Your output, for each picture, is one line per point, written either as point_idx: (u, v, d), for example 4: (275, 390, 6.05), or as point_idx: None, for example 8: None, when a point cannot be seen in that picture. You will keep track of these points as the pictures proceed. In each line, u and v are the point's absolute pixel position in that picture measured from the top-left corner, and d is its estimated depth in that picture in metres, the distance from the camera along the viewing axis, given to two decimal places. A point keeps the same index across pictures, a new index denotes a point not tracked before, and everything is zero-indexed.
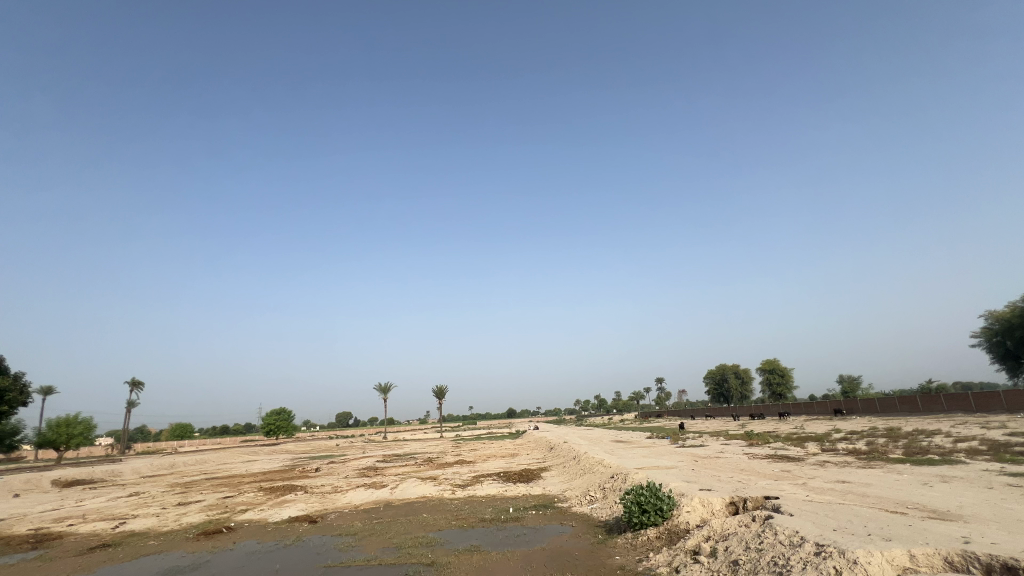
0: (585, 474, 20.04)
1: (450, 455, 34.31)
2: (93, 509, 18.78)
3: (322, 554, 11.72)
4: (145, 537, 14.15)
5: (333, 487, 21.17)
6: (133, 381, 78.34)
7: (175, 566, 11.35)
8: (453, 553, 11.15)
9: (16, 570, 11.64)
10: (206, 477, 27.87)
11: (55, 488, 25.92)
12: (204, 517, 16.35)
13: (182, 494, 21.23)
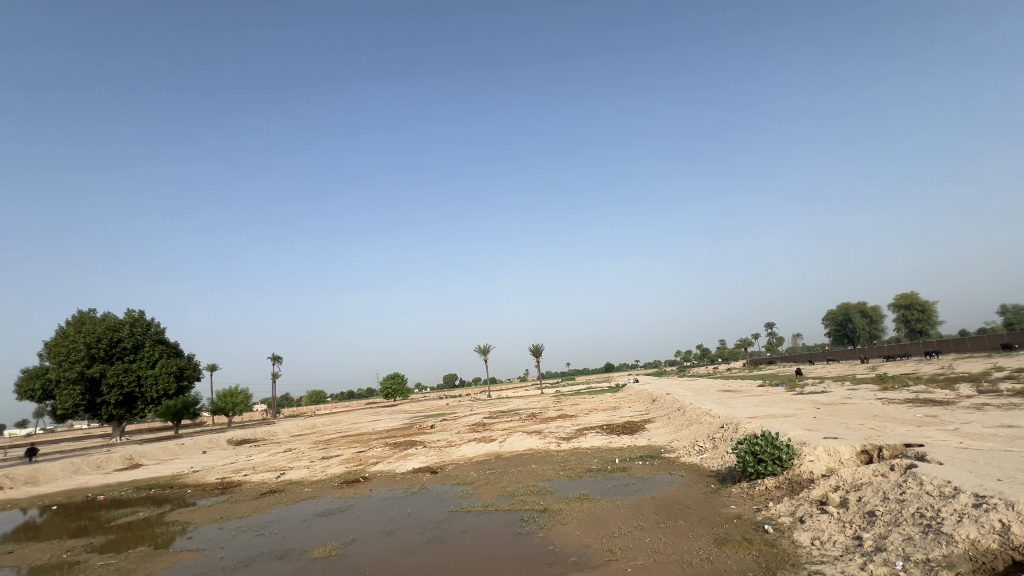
0: (692, 424, 19.52)
1: (553, 410, 35.40)
2: (260, 462, 22.53)
3: (445, 500, 12.94)
4: (301, 485, 16.71)
5: (448, 442, 23.02)
6: (275, 356, 90.86)
7: (327, 509, 13.29)
8: (564, 500, 11.64)
9: (213, 510, 14.51)
10: (342, 435, 31.85)
11: (231, 446, 31.45)
12: (344, 469, 18.81)
13: (325, 450, 24.56)
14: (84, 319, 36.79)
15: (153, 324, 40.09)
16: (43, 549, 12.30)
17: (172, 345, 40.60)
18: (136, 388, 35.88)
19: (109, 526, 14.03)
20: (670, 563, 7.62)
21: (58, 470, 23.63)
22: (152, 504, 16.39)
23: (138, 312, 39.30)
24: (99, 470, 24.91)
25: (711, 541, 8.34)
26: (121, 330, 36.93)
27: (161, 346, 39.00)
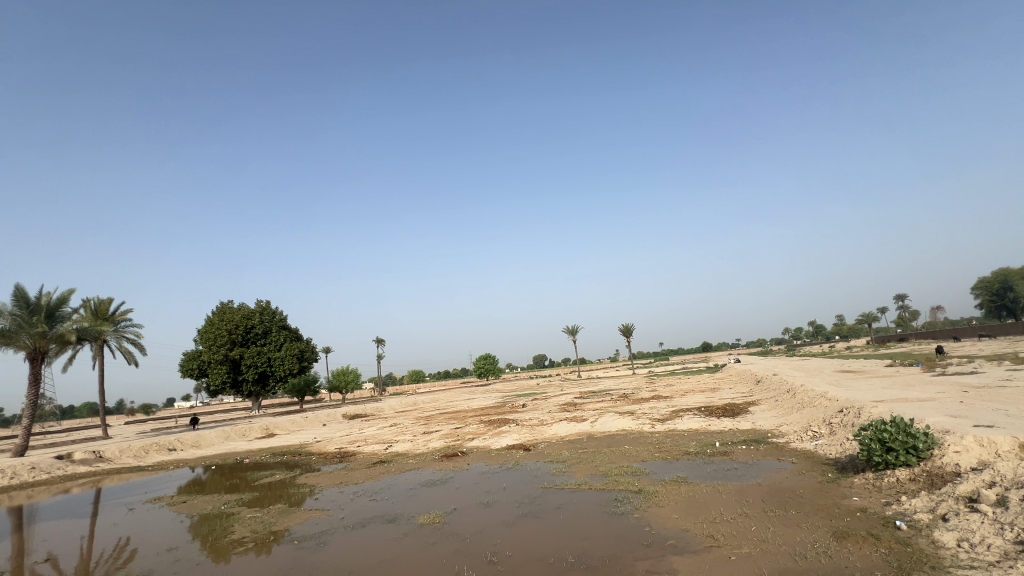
0: (805, 408, 17.81)
1: (645, 391, 34.46)
2: (370, 435, 24.78)
3: (539, 476, 13.24)
4: (406, 457, 18.13)
5: (540, 420, 23.43)
6: (378, 339, 98.85)
7: (430, 480, 14.28)
8: (660, 482, 11.32)
9: (334, 476, 16.32)
10: (440, 411, 33.87)
11: (346, 420, 34.94)
12: (444, 443, 20.02)
13: (426, 425, 26.33)
14: (225, 309, 42.77)
15: (277, 312, 45.49)
16: (208, 501, 14.78)
17: (293, 330, 45.79)
18: (268, 368, 41.12)
19: (255, 485, 16.43)
20: (779, 554, 7.09)
21: (214, 437, 28.06)
22: (286, 468, 18.88)
23: (265, 302, 44.75)
24: (244, 437, 29.13)
25: (829, 534, 7.60)
26: (253, 318, 42.39)
27: (285, 331, 44.14)
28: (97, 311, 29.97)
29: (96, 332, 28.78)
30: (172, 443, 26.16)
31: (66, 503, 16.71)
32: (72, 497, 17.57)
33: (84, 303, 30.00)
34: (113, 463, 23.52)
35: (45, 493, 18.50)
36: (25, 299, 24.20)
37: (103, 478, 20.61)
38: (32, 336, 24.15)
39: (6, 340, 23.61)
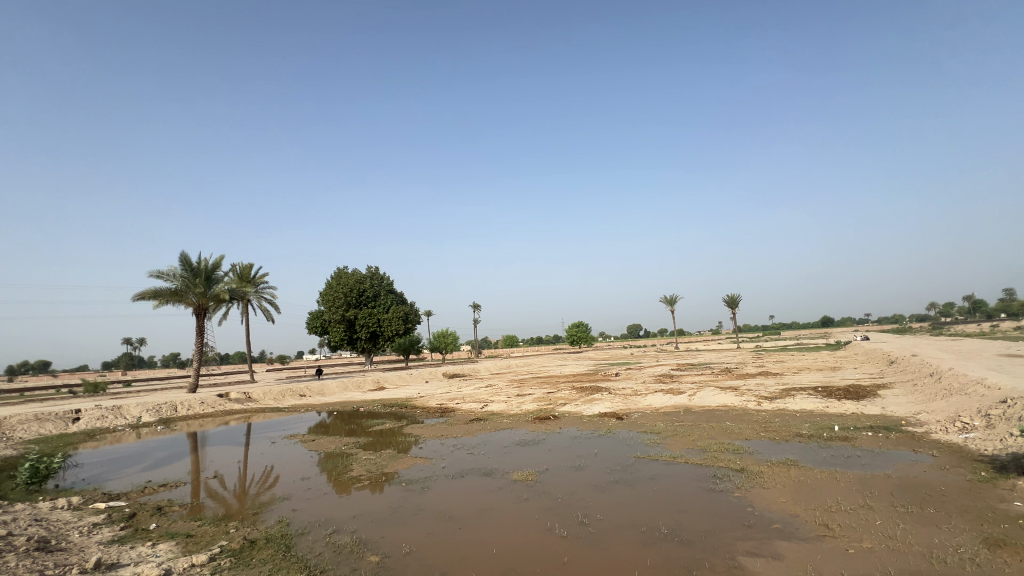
0: (952, 395, 15.30)
1: (752, 366, 32.09)
2: (468, 394, 26.30)
3: (632, 446, 13.09)
4: (501, 417, 18.99)
5: (633, 390, 23.01)
6: (475, 304, 103.26)
7: (523, 440, 14.81)
8: (765, 463, 10.57)
9: (435, 429, 17.66)
10: (533, 376, 34.83)
11: (445, 378, 37.38)
12: (536, 406, 20.59)
13: (519, 388, 27.26)
14: (341, 274, 47.35)
15: (385, 277, 49.32)
16: (331, 441, 16.90)
17: (399, 294, 49.39)
18: (378, 328, 45.14)
19: (369, 431, 18.40)
20: (910, 554, 6.29)
21: (336, 386, 31.77)
22: (395, 418, 20.86)
23: (375, 268, 48.65)
24: (360, 389, 32.58)
25: (979, 540, 6.55)
26: (365, 282, 46.43)
27: (392, 295, 47.81)
28: (242, 275, 34.87)
29: (242, 293, 33.61)
30: (303, 390, 30.15)
31: (226, 433, 20.17)
32: (230, 429, 21.15)
33: (232, 268, 35.01)
34: (259, 403, 27.81)
35: (211, 423, 22.52)
36: (189, 263, 28.88)
37: (252, 415, 24.52)
38: (196, 295, 28.92)
39: (178, 298, 28.56)
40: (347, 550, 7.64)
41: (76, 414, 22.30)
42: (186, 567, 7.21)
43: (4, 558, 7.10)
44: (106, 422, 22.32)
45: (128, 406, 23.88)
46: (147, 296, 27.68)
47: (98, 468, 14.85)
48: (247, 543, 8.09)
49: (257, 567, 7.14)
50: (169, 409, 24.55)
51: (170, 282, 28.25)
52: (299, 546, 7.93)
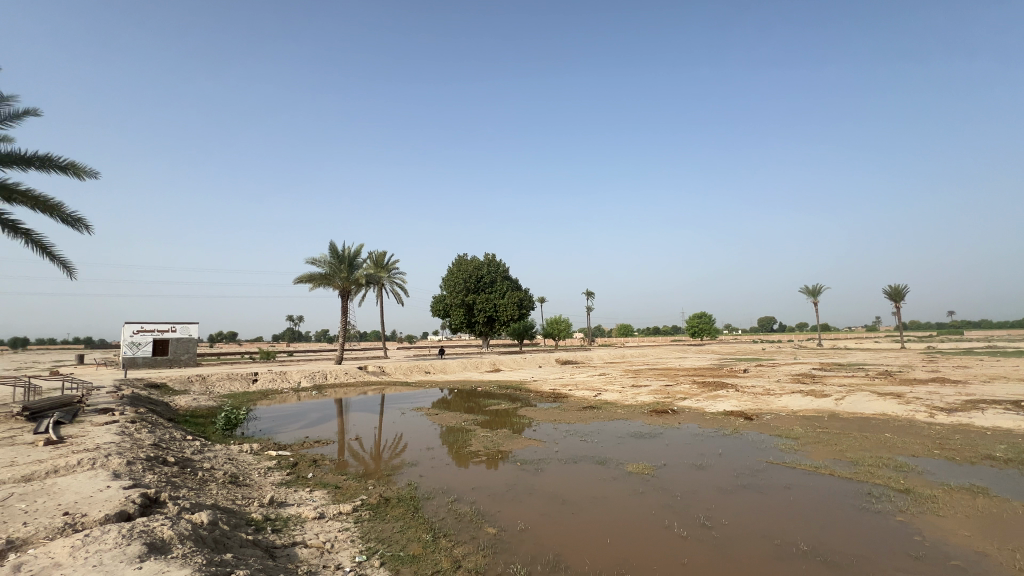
0: None
1: (922, 370, 26.97)
2: (581, 381, 26.24)
3: (763, 450, 11.88)
4: (615, 406, 18.60)
5: (765, 389, 20.84)
6: (588, 291, 102.11)
7: (639, 432, 14.33)
8: (940, 486, 8.83)
9: (549, 413, 17.96)
10: (650, 367, 33.52)
11: (558, 364, 37.72)
12: (653, 399, 19.78)
13: (634, 378, 26.46)
14: (461, 261, 50.22)
15: (501, 264, 51.07)
16: (453, 417, 18.14)
17: (514, 280, 50.80)
18: (494, 313, 47.08)
19: (486, 410, 19.41)
20: None
21: (456, 366, 34.00)
22: (510, 399, 21.69)
23: (492, 255, 50.64)
24: (478, 369, 34.43)
25: None
26: (482, 269, 48.72)
27: (508, 282, 49.34)
28: (377, 261, 38.83)
29: (377, 278, 37.49)
30: (428, 367, 32.82)
31: (365, 401, 22.82)
32: (368, 398, 23.90)
33: (369, 255, 39.18)
34: (391, 376, 31.00)
35: (354, 391, 25.72)
36: (336, 251, 33.00)
37: (386, 387, 27.42)
38: (341, 279, 32.99)
39: (327, 281, 32.87)
40: (467, 519, 8.15)
41: (255, 375, 27.05)
42: (336, 513, 8.33)
43: (209, 486, 8.90)
44: (276, 384, 26.71)
45: (291, 372, 28.29)
46: (304, 279, 32.30)
47: (271, 422, 17.86)
48: (383, 500, 9.06)
49: (391, 523, 7.96)
50: (322, 377, 28.58)
51: (322, 267, 32.60)
52: (426, 509, 8.67)
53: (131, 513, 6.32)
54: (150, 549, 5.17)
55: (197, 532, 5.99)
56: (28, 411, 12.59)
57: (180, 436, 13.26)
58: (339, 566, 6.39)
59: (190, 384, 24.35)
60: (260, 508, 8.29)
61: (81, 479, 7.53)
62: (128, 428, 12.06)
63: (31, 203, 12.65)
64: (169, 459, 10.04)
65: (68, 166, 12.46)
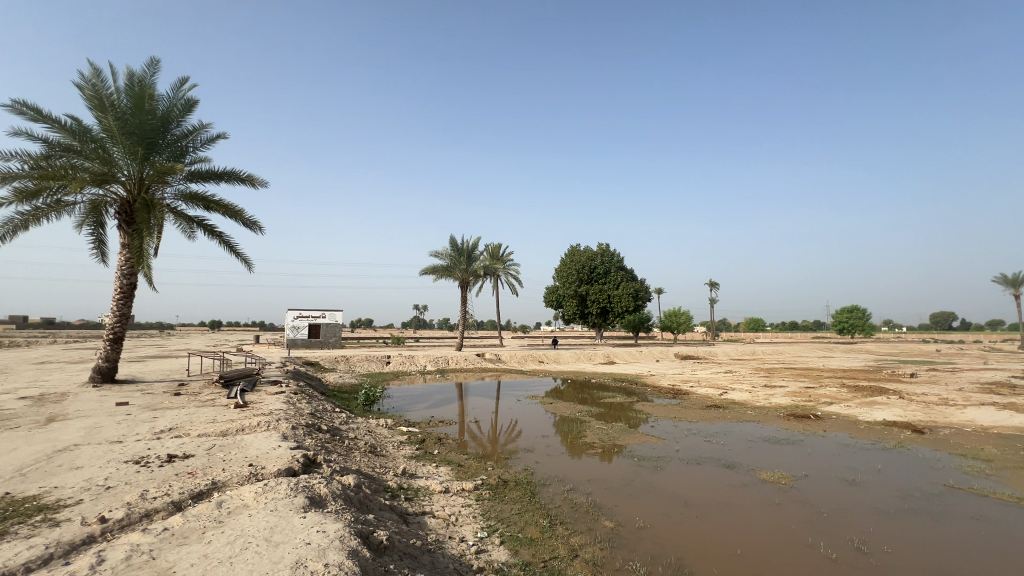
0: None
1: None
2: (703, 378, 24.48)
3: (939, 470, 9.91)
4: (744, 407, 17.00)
5: (941, 398, 17.35)
6: (711, 282, 94.60)
7: (773, 437, 12.94)
8: None
9: (668, 409, 17.10)
10: (786, 366, 30.07)
11: (677, 359, 35.63)
12: (790, 401, 17.72)
13: (766, 378, 23.94)
14: (574, 252, 50.00)
15: (615, 255, 49.72)
16: (566, 407, 18.18)
17: (630, 271, 49.14)
18: (608, 304, 46.09)
19: (601, 402, 19.14)
20: None
21: (570, 356, 34.04)
22: (625, 393, 21.07)
23: (606, 244, 49.53)
24: (591, 361, 34.05)
25: None
26: (596, 259, 47.99)
27: (622, 272, 47.88)
28: (493, 254, 40.43)
29: (493, 269, 39.02)
30: (542, 357, 33.38)
31: (482, 387, 23.99)
32: (486, 384, 25.08)
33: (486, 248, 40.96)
34: (507, 364, 32.21)
35: (473, 377, 27.25)
36: (456, 245, 35.09)
37: (502, 374, 28.56)
38: (461, 271, 35.01)
39: (448, 273, 35.10)
40: (583, 510, 8.12)
41: (388, 357, 30.06)
42: (459, 489, 8.89)
43: (354, 453, 10.14)
44: (406, 367, 29.40)
45: (417, 357, 30.87)
46: (428, 271, 34.91)
47: (401, 401, 19.70)
48: (501, 481, 9.46)
49: (509, 505, 8.26)
50: (444, 362, 30.77)
51: (444, 260, 34.90)
52: (542, 495, 8.83)
53: (296, 470, 7.44)
54: (311, 502, 6.02)
55: (346, 492, 6.85)
56: (222, 379, 15.56)
57: (331, 408, 15.28)
58: (463, 539, 6.81)
59: (337, 364, 27.90)
60: (395, 477, 9.22)
61: (260, 438, 9.07)
62: (293, 398, 14.25)
63: (221, 211, 15.48)
64: (323, 427, 11.64)
65: (246, 178, 14.98)
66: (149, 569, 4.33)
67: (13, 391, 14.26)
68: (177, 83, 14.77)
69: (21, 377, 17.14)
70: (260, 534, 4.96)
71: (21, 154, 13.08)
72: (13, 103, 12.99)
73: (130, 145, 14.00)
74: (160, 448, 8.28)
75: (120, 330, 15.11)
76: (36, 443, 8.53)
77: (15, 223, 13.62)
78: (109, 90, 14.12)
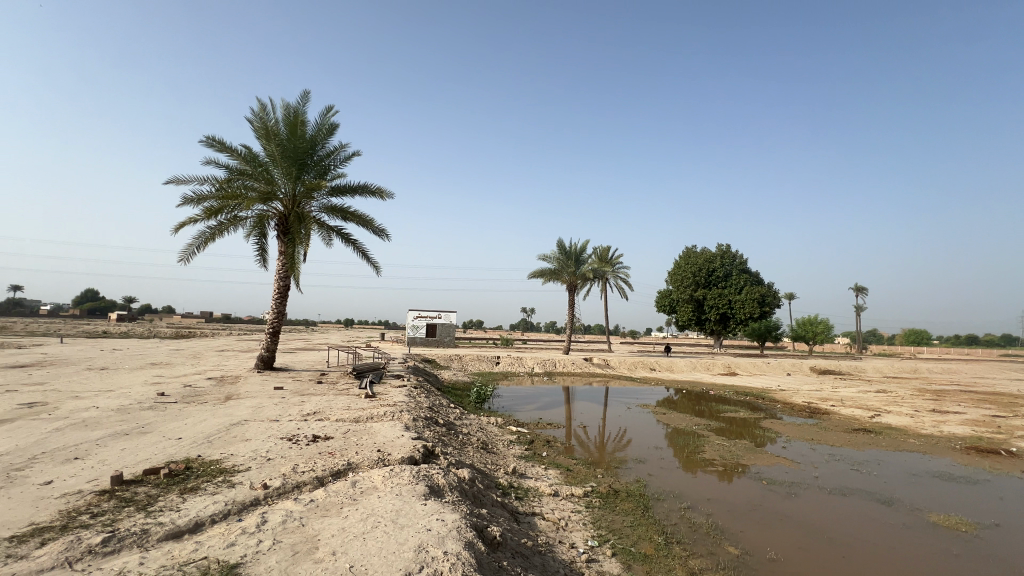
0: None
1: None
2: (848, 397, 21.24)
3: None
4: (904, 434, 14.37)
5: None
6: (856, 286, 81.99)
7: (946, 473, 10.74)
8: None
9: (803, 430, 15.14)
10: (962, 389, 24.83)
11: (814, 373, 31.46)
12: (968, 431, 14.58)
13: (934, 401, 19.99)
14: (689, 253, 47.01)
15: (737, 256, 45.67)
16: (681, 419, 17.07)
17: (754, 274, 44.79)
18: (729, 310, 42.47)
19: (721, 416, 17.64)
20: None
21: (684, 365, 31.96)
22: (749, 408, 19.14)
23: (726, 245, 45.74)
24: (709, 371, 31.57)
25: None
26: (715, 261, 44.59)
27: (745, 275, 43.79)
28: (602, 256, 39.70)
29: (602, 272, 38.23)
30: (653, 364, 31.84)
31: (591, 392, 23.59)
32: (594, 389, 24.61)
33: (595, 250, 40.35)
34: (616, 370, 31.31)
35: (581, 382, 26.95)
36: (564, 248, 35.15)
37: (611, 380, 27.81)
38: (569, 274, 34.95)
39: (556, 276, 35.28)
40: (703, 531, 7.51)
41: (498, 358, 31.08)
42: (568, 494, 8.80)
43: (468, 448, 10.61)
44: (514, 368, 30.10)
45: (526, 358, 31.43)
46: (537, 274, 35.39)
47: (510, 401, 20.20)
48: (612, 490, 9.16)
49: (621, 516, 7.95)
50: (552, 365, 30.90)
51: (552, 263, 35.13)
52: (656, 510, 8.36)
53: (417, 459, 7.99)
54: (430, 491, 6.41)
55: (461, 485, 7.17)
56: (355, 371, 17.38)
57: (446, 403, 16.23)
58: (573, 545, 6.69)
59: (452, 362, 29.58)
60: (506, 475, 9.45)
61: (386, 427, 9.93)
62: (413, 392, 15.39)
63: (356, 221, 17.33)
64: (440, 421, 12.39)
65: (376, 191, 16.59)
66: (299, 534, 4.95)
67: (202, 373, 17.45)
68: (323, 111, 16.90)
69: (208, 362, 20.94)
70: (387, 515, 5.38)
71: (210, 179, 15.99)
72: (206, 138, 15.95)
73: (287, 167, 16.33)
74: (307, 429, 9.49)
75: (278, 324, 17.67)
76: (217, 416, 10.32)
77: (207, 235, 16.69)
78: (272, 120, 16.63)
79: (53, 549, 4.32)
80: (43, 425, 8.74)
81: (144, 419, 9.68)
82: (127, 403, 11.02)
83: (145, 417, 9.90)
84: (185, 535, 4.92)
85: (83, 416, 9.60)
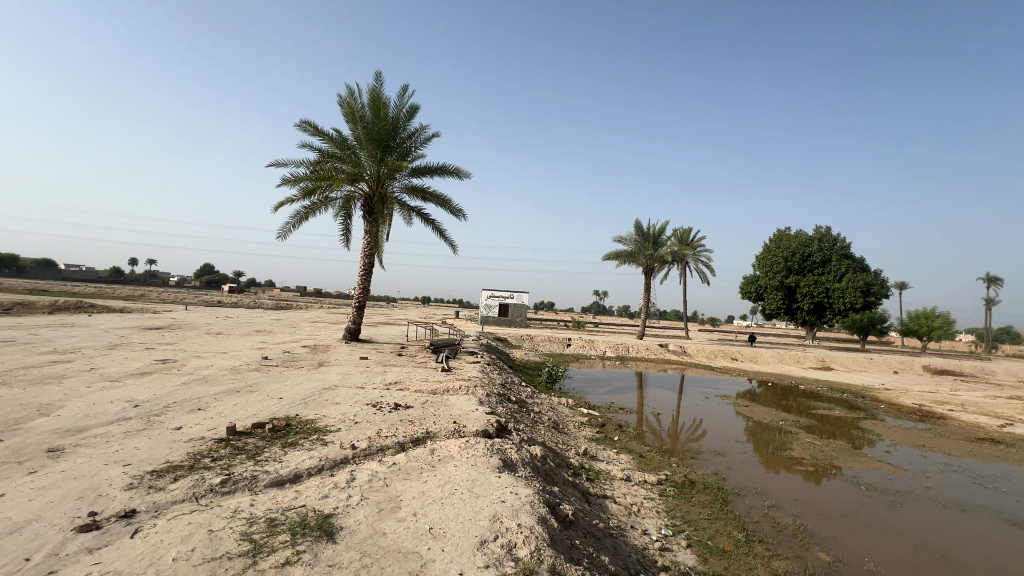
0: None
1: None
2: (971, 402, 18.55)
3: None
4: None
5: None
6: (988, 275, 70.94)
7: None
8: None
9: (911, 434, 13.53)
10: None
11: (927, 373, 27.87)
12: None
13: None
14: (782, 237, 43.26)
15: (838, 239, 41.26)
16: (766, 413, 16.01)
17: (858, 260, 40.26)
18: (825, 299, 38.69)
19: (812, 413, 16.27)
20: None
21: (770, 357, 29.81)
22: (846, 407, 17.43)
23: (825, 228, 41.45)
24: (799, 365, 29.15)
25: None
26: (811, 246, 40.69)
27: (848, 261, 39.49)
28: (682, 238, 37.75)
29: (682, 255, 36.42)
30: (735, 354, 30.03)
31: (665, 379, 22.82)
32: (669, 376, 23.78)
33: (675, 232, 38.42)
34: (692, 358, 29.96)
35: (655, 368, 26.15)
36: (642, 229, 33.86)
37: (688, 368, 26.69)
38: (646, 257, 33.72)
39: (633, 258, 34.21)
40: (789, 532, 7.03)
41: (569, 340, 30.95)
42: (641, 480, 8.60)
43: (540, 427, 10.72)
44: (585, 350, 29.87)
45: (598, 341, 31.05)
46: (611, 256, 34.54)
47: (582, 383, 20.12)
48: (687, 481, 8.83)
49: (697, 507, 7.64)
50: (625, 349, 30.25)
51: (628, 245, 34.05)
52: (736, 505, 7.94)
53: (490, 433, 8.21)
54: (504, 464, 6.57)
55: (534, 462, 7.28)
56: (432, 345, 18.17)
57: (518, 382, 16.49)
58: (646, 532, 6.56)
59: (523, 343, 29.94)
60: (576, 456, 9.45)
61: (462, 400, 10.30)
62: (486, 370, 15.80)
63: (435, 201, 17.86)
64: (512, 398, 12.63)
65: (453, 171, 16.96)
66: (384, 493, 5.30)
67: (300, 341, 19.20)
68: (403, 93, 17.41)
69: (304, 331, 23.01)
70: (463, 483, 5.60)
71: (305, 162, 17.22)
72: (302, 124, 17.15)
73: (372, 149, 17.16)
74: (389, 397, 10.11)
75: (363, 299, 18.86)
76: (312, 381, 11.27)
77: (302, 215, 18.08)
78: (358, 104, 17.46)
79: (183, 484, 5.00)
80: (173, 378, 10.13)
81: (252, 379, 10.86)
82: (238, 364, 12.46)
83: (253, 377, 11.09)
84: (286, 484, 5.46)
85: (204, 373, 10.99)
